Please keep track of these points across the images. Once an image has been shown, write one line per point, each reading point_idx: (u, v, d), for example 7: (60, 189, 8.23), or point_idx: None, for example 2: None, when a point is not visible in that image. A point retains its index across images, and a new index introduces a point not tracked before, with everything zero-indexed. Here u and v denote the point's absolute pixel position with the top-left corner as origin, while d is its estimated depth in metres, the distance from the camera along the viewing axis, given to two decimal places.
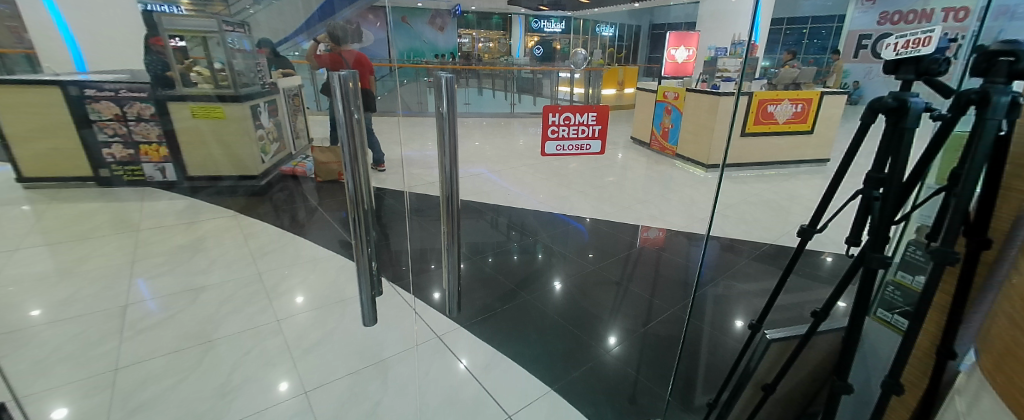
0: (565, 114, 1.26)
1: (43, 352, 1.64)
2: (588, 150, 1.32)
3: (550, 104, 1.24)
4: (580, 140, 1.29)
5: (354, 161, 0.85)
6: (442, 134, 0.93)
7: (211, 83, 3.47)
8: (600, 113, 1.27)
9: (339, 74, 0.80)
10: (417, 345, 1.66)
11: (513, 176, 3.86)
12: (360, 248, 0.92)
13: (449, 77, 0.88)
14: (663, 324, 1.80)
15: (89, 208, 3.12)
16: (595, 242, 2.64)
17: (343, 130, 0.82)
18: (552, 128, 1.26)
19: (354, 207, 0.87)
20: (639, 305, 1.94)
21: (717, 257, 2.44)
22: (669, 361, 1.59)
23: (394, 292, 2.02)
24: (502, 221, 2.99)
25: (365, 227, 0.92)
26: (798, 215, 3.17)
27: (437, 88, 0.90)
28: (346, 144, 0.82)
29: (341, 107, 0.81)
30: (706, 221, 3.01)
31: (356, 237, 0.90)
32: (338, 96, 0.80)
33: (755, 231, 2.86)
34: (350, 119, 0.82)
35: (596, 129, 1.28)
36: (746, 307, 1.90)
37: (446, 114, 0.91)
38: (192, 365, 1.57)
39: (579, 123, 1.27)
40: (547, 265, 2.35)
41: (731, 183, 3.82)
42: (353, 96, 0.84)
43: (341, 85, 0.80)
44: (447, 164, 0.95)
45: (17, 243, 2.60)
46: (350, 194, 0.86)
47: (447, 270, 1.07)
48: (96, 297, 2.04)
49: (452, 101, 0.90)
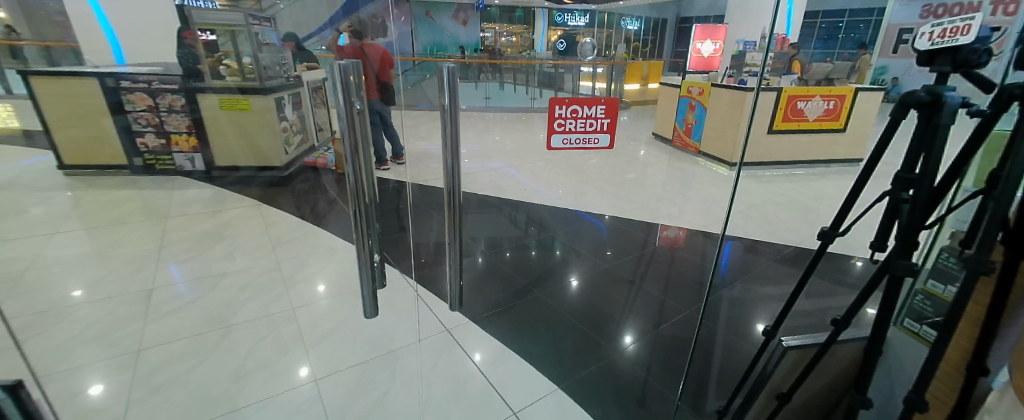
0: (572, 106, 1.23)
1: (75, 331, 1.71)
2: (597, 145, 1.28)
3: (556, 97, 1.23)
4: (588, 134, 1.26)
5: (353, 150, 0.85)
6: (445, 126, 0.92)
7: (238, 76, 3.53)
8: (609, 106, 1.24)
9: (337, 64, 0.79)
10: (427, 337, 1.66)
11: (531, 171, 3.85)
12: (362, 241, 0.92)
13: (451, 67, 0.86)
14: (678, 324, 1.76)
15: (123, 195, 3.25)
16: (611, 240, 2.60)
17: (344, 121, 0.83)
18: (559, 121, 1.23)
19: (355, 199, 0.88)
20: (653, 305, 1.90)
21: (737, 258, 2.37)
22: (680, 363, 1.55)
23: (407, 284, 2.02)
24: (520, 216, 2.97)
25: (365, 220, 0.92)
26: (826, 217, 3.05)
27: (439, 82, 0.89)
28: (346, 135, 0.83)
29: (342, 97, 0.81)
30: (726, 220, 2.93)
31: (358, 227, 0.91)
32: (337, 86, 0.80)
33: (779, 233, 2.76)
34: (349, 110, 0.82)
35: (605, 123, 1.25)
36: (764, 312, 1.84)
37: (448, 108, 0.90)
38: (210, 348, 1.61)
39: (588, 115, 1.24)
40: (562, 260, 2.34)
41: (756, 182, 3.69)
42: (354, 88, 0.84)
43: (339, 74, 0.80)
44: (448, 155, 0.94)
45: (58, 226, 2.74)
46: (352, 186, 0.87)
47: (453, 269, 1.07)
48: (128, 278, 2.12)
49: (454, 93, 0.89)
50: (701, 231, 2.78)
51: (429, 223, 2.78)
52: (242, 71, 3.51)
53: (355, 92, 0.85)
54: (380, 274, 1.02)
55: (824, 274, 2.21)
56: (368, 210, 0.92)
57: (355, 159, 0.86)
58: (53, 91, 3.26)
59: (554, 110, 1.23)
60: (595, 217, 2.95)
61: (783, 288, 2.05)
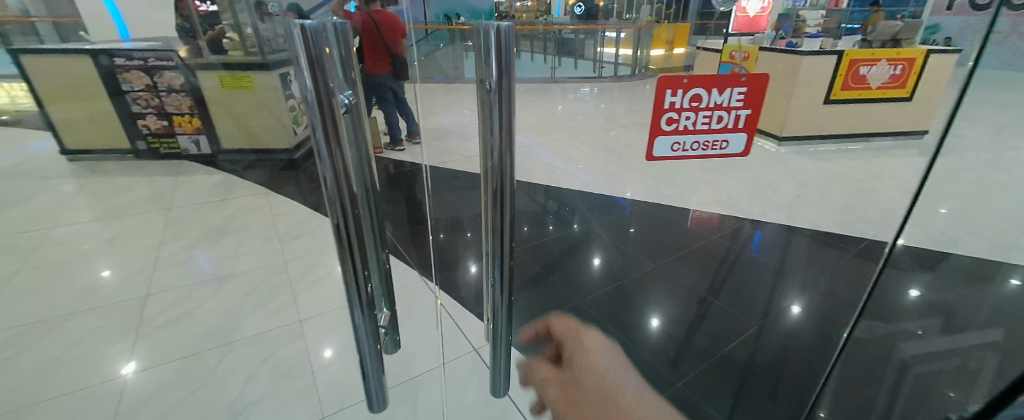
0: (692, 90, 0.94)
1: (57, 351, 1.51)
2: (725, 150, 1.00)
3: (669, 75, 0.92)
4: (712, 134, 0.99)
5: (335, 171, 0.57)
6: (488, 116, 0.65)
7: (242, 50, 3.19)
8: (751, 88, 0.93)
9: (295, 27, 0.48)
10: (452, 361, 1.43)
11: (558, 150, 3.56)
12: (358, 288, 0.67)
13: (505, 27, 0.57)
14: (748, 341, 1.50)
15: (128, 183, 3.07)
16: (640, 221, 2.34)
17: (316, 131, 0.55)
18: (670, 116, 0.98)
19: (338, 229, 0.61)
20: (716, 315, 1.63)
21: (786, 244, 2.12)
22: (765, 403, 1.29)
23: (425, 289, 1.79)
24: (540, 189, 2.81)
25: (361, 268, 0.66)
26: (898, 200, 2.67)
27: (483, 47, 0.60)
28: (319, 138, 0.55)
29: (313, 95, 0.52)
30: (785, 206, 2.56)
31: (347, 272, 0.65)
32: (303, 67, 0.50)
33: (849, 221, 2.40)
34: (330, 107, 0.54)
35: (742, 116, 0.97)
36: (840, 319, 1.58)
37: (495, 90, 0.62)
38: (205, 374, 1.40)
39: (714, 105, 0.96)
40: (586, 245, 2.09)
41: (812, 159, 3.27)
42: (334, 65, 0.56)
43: (305, 52, 0.50)
44: (495, 153, 0.66)
45: (57, 218, 2.55)
46: (340, 223, 0.61)
47: (495, 313, 0.82)
48: (121, 283, 1.90)
49: (507, 64, 0.60)
50: (743, 216, 2.43)
51: (447, 208, 2.54)
52: (243, 45, 3.14)
53: (335, 73, 0.57)
54: (391, 319, 0.80)
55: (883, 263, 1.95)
56: (365, 251, 0.67)
57: (338, 179, 0.58)
58: (44, 69, 3.14)
59: (664, 96, 0.95)
60: (626, 198, 2.66)
61: (840, 279, 1.83)
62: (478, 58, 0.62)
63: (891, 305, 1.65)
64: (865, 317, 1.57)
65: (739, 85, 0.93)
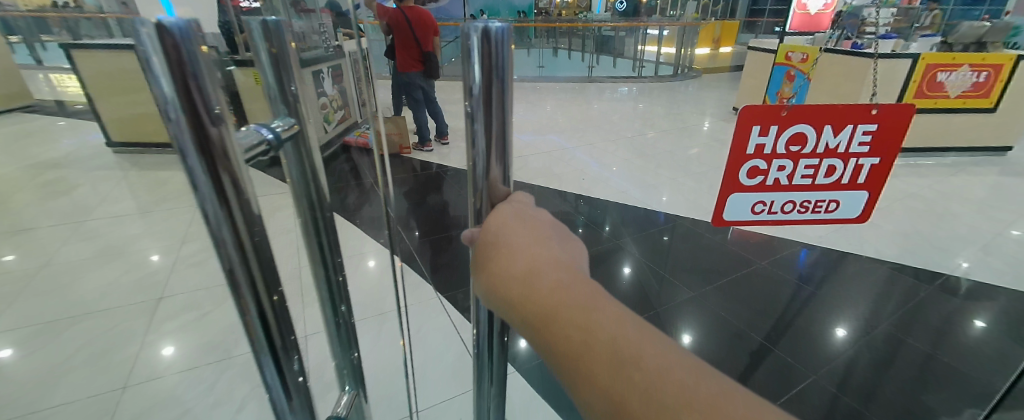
0: (793, 128, 0.77)
1: (65, 354, 1.50)
2: (832, 211, 0.87)
3: (761, 109, 0.74)
4: (817, 192, 0.85)
5: (240, 248, 0.35)
6: (473, 131, 0.42)
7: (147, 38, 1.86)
8: (883, 127, 0.77)
9: (144, 25, 0.25)
10: (441, 403, 1.29)
11: (592, 152, 3.38)
12: (287, 395, 0.45)
13: (496, 28, 0.36)
14: (801, 397, 1.30)
15: (164, 175, 3.15)
16: (675, 236, 2.17)
17: (203, 193, 0.31)
18: (756, 166, 0.81)
19: (246, 314, 0.38)
20: (774, 367, 1.40)
21: (840, 272, 1.90)
22: None
23: (440, 308, 1.67)
24: (570, 192, 2.68)
25: (291, 369, 0.44)
26: (978, 224, 2.34)
27: (465, 50, 0.39)
28: (194, 177, 0.31)
29: (184, 123, 0.28)
30: (845, 227, 2.29)
31: (269, 376, 0.42)
32: (160, 74, 0.27)
33: (923, 249, 2.11)
34: (222, 141, 0.30)
35: (866, 163, 0.81)
36: (930, 397, 1.31)
37: (485, 93, 0.38)
38: (202, 392, 1.34)
39: (827, 147, 0.80)
40: (614, 255, 1.98)
41: None
42: (217, 51, 0.32)
43: (170, 66, 0.26)
44: (481, 170, 0.43)
45: (93, 210, 2.62)
46: (253, 318, 0.39)
47: (480, 394, 0.63)
48: (137, 283, 1.90)
49: (500, 61, 0.37)
50: (796, 239, 2.16)
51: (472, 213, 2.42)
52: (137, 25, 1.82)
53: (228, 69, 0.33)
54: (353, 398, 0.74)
55: (965, 309, 1.67)
56: (296, 340, 0.45)
57: (244, 260, 0.36)
58: (94, 65, 3.30)
59: (751, 134, 0.77)
60: (665, 211, 2.44)
61: (910, 325, 1.58)
62: (460, 59, 0.40)
63: (978, 374, 1.39)
64: (963, 402, 1.29)
65: (867, 122, 0.76)
